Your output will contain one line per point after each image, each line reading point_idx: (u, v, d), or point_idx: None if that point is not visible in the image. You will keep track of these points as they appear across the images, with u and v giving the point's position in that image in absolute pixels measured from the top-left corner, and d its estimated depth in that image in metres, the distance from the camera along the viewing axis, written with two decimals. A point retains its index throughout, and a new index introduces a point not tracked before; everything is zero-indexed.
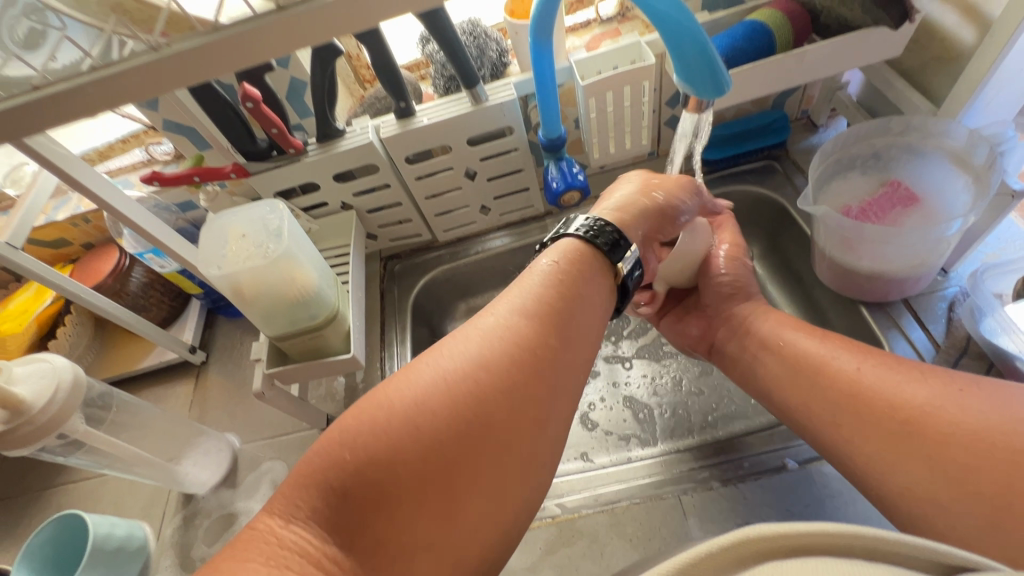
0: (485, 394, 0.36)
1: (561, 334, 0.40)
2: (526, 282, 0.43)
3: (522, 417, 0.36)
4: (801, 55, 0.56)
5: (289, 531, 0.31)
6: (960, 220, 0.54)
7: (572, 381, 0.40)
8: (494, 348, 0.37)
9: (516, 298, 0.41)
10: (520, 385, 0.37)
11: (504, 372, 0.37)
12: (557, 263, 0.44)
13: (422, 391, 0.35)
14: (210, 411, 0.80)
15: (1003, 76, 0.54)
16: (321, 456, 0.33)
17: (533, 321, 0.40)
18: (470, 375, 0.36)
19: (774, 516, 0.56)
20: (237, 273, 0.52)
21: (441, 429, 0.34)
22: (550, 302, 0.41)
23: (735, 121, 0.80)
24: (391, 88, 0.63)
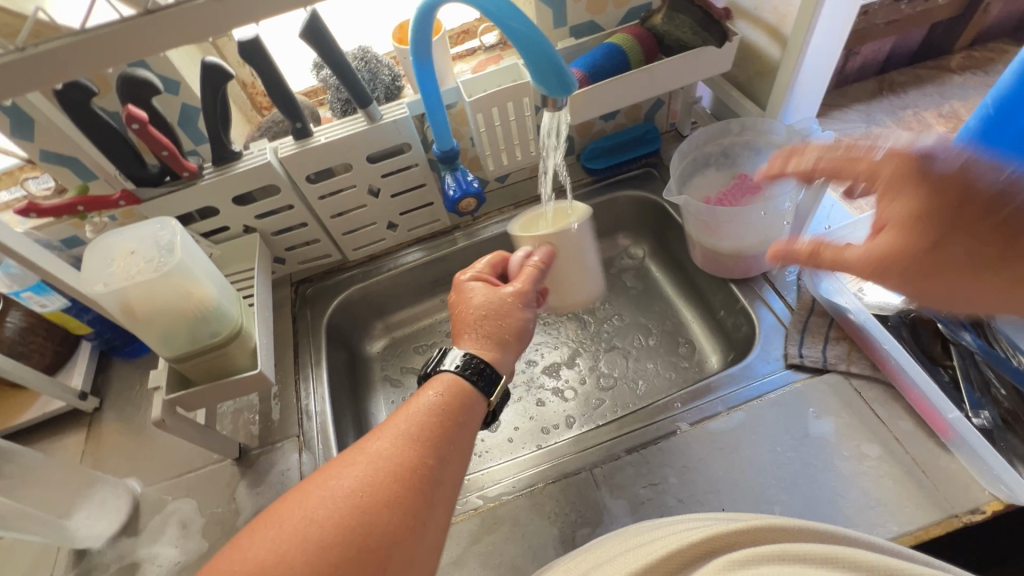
0: (360, 527, 0.39)
1: (440, 455, 0.45)
2: (411, 410, 0.47)
3: (403, 546, 0.40)
4: (649, 70, 0.66)
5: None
6: (788, 198, 0.65)
7: (443, 504, 0.44)
8: (373, 485, 0.41)
9: (400, 425, 0.45)
10: (385, 532, 0.40)
11: (383, 502, 0.40)
12: (441, 395, 0.49)
13: (295, 538, 0.38)
14: (105, 459, 0.75)
15: (803, 80, 0.67)
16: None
17: (415, 447, 0.44)
18: (350, 506, 0.40)
19: (673, 474, 0.61)
20: (126, 289, 0.51)
21: (323, 559, 0.37)
22: (432, 429, 0.46)
23: (613, 135, 0.90)
24: (286, 109, 0.65)
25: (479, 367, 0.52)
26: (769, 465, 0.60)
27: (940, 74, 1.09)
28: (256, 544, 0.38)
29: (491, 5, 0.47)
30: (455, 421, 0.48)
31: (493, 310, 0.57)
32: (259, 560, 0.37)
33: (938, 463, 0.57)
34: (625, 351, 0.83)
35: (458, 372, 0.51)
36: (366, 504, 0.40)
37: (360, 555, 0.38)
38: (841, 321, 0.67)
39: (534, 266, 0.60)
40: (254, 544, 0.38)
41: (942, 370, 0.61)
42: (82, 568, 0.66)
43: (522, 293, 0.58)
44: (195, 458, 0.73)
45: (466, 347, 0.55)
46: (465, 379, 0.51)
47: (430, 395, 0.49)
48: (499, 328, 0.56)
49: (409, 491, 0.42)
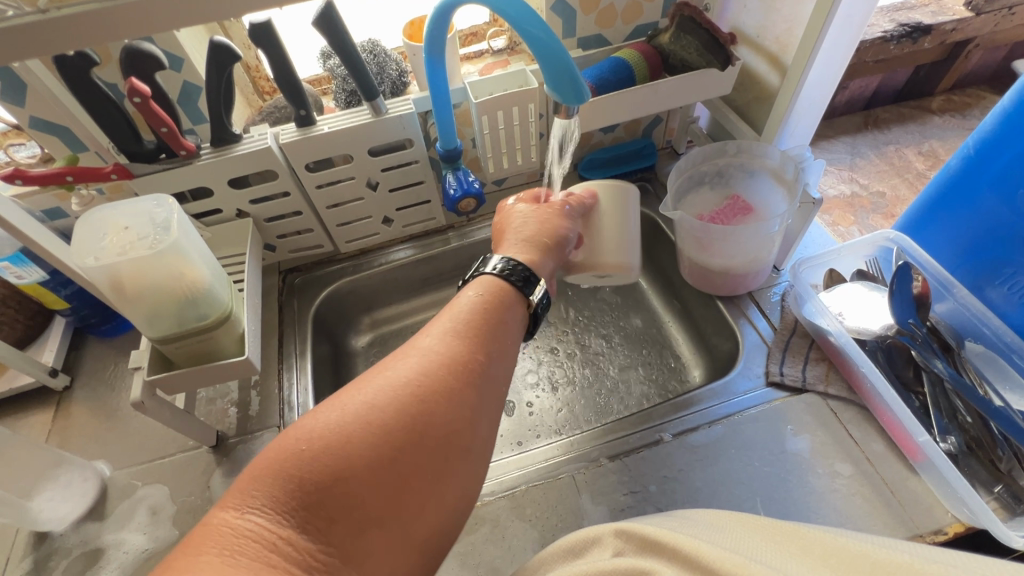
0: (420, 410, 0.40)
1: (488, 349, 0.47)
2: (456, 308, 0.49)
3: (460, 432, 0.42)
4: (653, 87, 0.68)
5: (245, 521, 0.34)
6: (779, 220, 0.67)
7: (495, 391, 0.46)
8: (428, 375, 0.42)
9: (448, 321, 0.48)
10: (447, 405, 0.42)
11: (439, 391, 0.42)
12: (482, 296, 0.51)
13: (367, 410, 0.39)
14: (73, 439, 0.72)
15: (799, 109, 0.69)
16: (275, 462, 0.36)
17: (465, 340, 0.46)
18: (413, 385, 0.41)
19: (653, 483, 0.62)
20: (117, 265, 0.49)
21: (393, 429, 0.39)
22: (478, 325, 0.48)
23: (610, 147, 0.92)
24: (292, 96, 0.65)
25: (516, 268, 0.55)
26: (746, 479, 0.62)
27: (920, 114, 1.14)
28: (325, 419, 0.38)
29: (511, 9, 0.48)
30: (500, 320, 0.50)
31: (536, 222, 0.61)
32: (327, 432, 0.38)
33: (905, 484, 0.59)
34: (610, 361, 0.85)
35: (498, 275, 0.54)
36: (424, 388, 0.42)
37: (422, 435, 0.40)
38: (821, 343, 0.70)
39: (578, 201, 0.64)
40: (317, 421, 0.38)
41: (914, 397, 0.63)
42: (41, 552, 0.63)
43: (565, 212, 0.63)
44: (168, 444, 0.71)
45: (510, 242, 0.60)
46: (504, 280, 0.53)
47: (471, 296, 0.51)
48: (541, 233, 0.60)
49: (464, 384, 0.43)
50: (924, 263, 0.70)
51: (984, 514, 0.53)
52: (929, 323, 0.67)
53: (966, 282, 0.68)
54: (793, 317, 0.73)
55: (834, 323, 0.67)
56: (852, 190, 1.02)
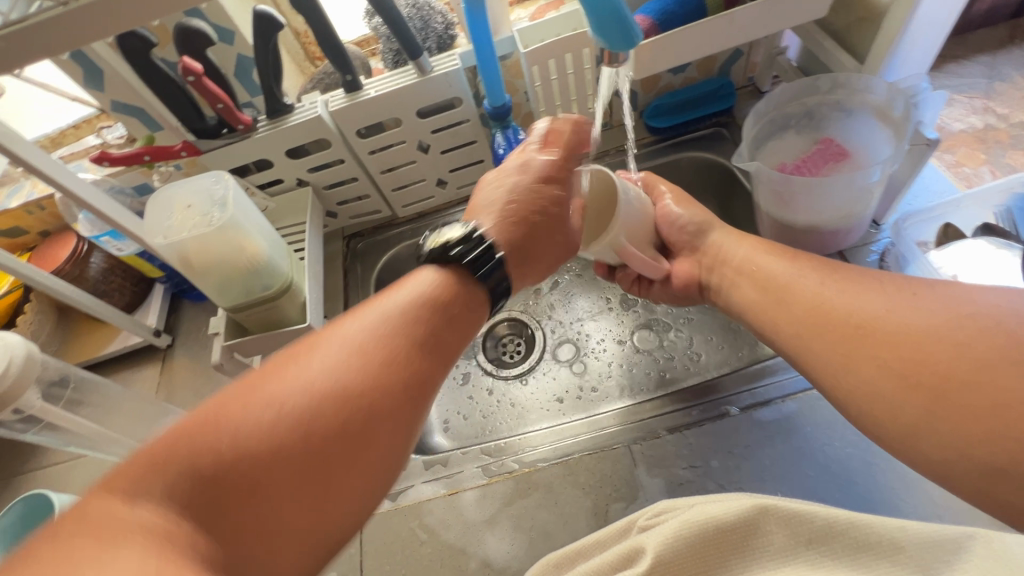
0: (323, 419, 0.36)
1: (430, 342, 0.43)
2: (393, 296, 0.44)
3: (380, 430, 0.38)
4: (729, 16, 0.59)
5: (136, 514, 0.29)
6: (880, 167, 0.57)
7: (433, 381, 0.42)
8: (354, 368, 0.39)
9: (384, 306, 0.43)
10: (366, 399, 0.38)
11: (360, 386, 0.38)
12: (431, 280, 0.46)
13: (272, 409, 0.36)
14: (177, 392, 0.81)
15: (916, 30, 0.57)
16: (164, 454, 0.33)
17: (400, 330, 0.42)
18: (335, 383, 0.38)
19: (716, 458, 0.59)
20: (183, 242, 0.53)
21: (298, 433, 0.35)
22: (419, 311, 0.43)
23: (681, 89, 0.83)
24: (337, 61, 0.63)
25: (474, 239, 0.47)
26: (824, 458, 0.57)
27: None
28: (227, 421, 0.35)
29: None
30: (452, 313, 0.45)
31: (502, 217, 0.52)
32: (225, 435, 0.34)
33: None
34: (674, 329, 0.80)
35: (448, 254, 0.46)
36: (331, 395, 0.37)
37: (340, 433, 0.37)
38: None
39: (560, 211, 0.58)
40: (213, 431, 0.34)
41: None
42: None
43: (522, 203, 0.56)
44: None
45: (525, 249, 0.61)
46: (458, 262, 0.46)
47: (420, 279, 0.45)
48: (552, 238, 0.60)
49: (395, 376, 0.40)
50: None
51: None
52: None
53: None
54: None
55: None
56: (986, 123, 0.84)
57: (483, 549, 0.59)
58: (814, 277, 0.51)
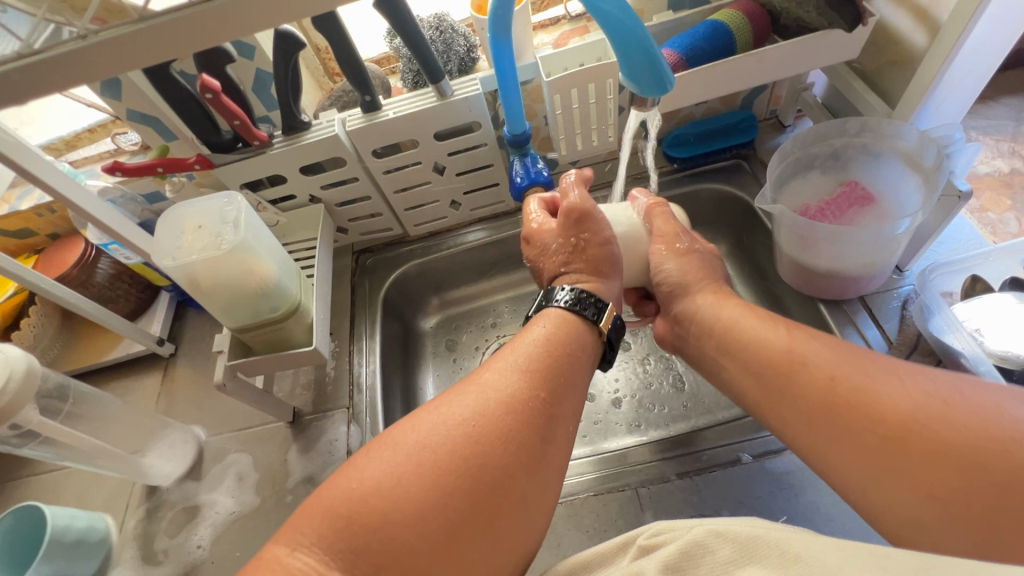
0: (484, 462, 0.42)
1: (550, 387, 0.48)
2: (519, 346, 0.51)
3: (514, 482, 0.43)
4: (758, 55, 0.57)
5: (294, 559, 0.38)
6: (909, 218, 0.55)
7: (563, 434, 0.47)
8: (486, 413, 0.45)
9: (510, 360, 0.49)
10: (506, 455, 0.43)
11: (498, 432, 0.44)
12: (548, 330, 0.53)
13: (426, 450, 0.42)
14: (177, 403, 0.80)
15: (952, 78, 0.56)
16: (333, 506, 0.40)
17: (525, 376, 0.48)
18: (467, 430, 0.43)
19: (726, 508, 0.57)
20: (191, 264, 0.51)
21: (450, 482, 0.41)
22: (538, 359, 0.50)
23: (703, 120, 0.82)
24: (356, 81, 0.62)
25: (587, 300, 0.56)
26: (838, 514, 0.55)
27: None
28: (381, 463, 0.42)
29: None
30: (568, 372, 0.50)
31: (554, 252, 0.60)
32: (379, 481, 0.40)
33: None
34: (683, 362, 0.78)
35: (567, 309, 0.55)
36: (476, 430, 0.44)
37: (479, 485, 0.41)
38: (950, 364, 0.59)
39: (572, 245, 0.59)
40: (373, 469, 0.41)
41: None
42: (152, 502, 0.72)
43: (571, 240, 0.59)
44: (254, 415, 0.77)
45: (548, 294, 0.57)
46: (574, 314, 0.55)
47: (539, 331, 0.53)
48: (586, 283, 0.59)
49: (523, 422, 0.45)
50: None
51: None
52: None
53: None
54: (915, 331, 0.62)
55: (969, 344, 0.55)
56: (1013, 166, 0.83)
57: None
58: (793, 336, 0.49)
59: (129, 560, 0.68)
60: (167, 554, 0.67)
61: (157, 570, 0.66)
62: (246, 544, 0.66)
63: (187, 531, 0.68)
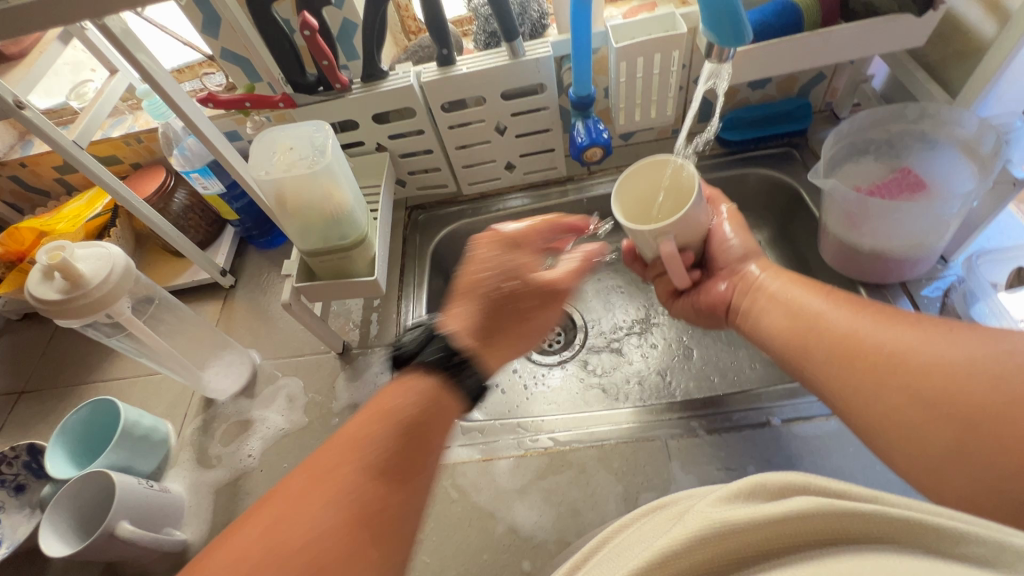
0: (320, 553, 0.38)
1: (402, 460, 0.44)
2: (389, 406, 0.46)
3: None
4: (825, 35, 0.60)
5: None
6: (960, 200, 0.57)
7: (410, 517, 0.43)
8: (360, 489, 0.41)
9: (371, 421, 0.45)
10: (308, 543, 0.38)
11: (348, 519, 0.40)
12: (414, 403, 0.46)
13: (282, 530, 0.39)
14: (235, 330, 0.86)
15: (1017, 68, 0.57)
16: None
17: (388, 437, 0.44)
18: (344, 517, 0.40)
19: (752, 465, 0.59)
20: (280, 181, 0.56)
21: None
22: (405, 426, 0.45)
23: (758, 105, 0.84)
24: (437, 34, 0.67)
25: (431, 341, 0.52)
26: (862, 482, 0.57)
27: None
28: (246, 543, 0.38)
29: None
30: (427, 429, 0.46)
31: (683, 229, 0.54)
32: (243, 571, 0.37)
33: None
34: (706, 341, 0.85)
35: (433, 365, 0.49)
36: (404, 439, 0.45)
37: None
38: None
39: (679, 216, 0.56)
40: (240, 543, 0.38)
41: None
42: (208, 414, 0.78)
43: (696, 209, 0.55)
44: (305, 346, 0.82)
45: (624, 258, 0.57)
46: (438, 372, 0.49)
47: (404, 400, 0.46)
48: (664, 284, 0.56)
49: (375, 506, 0.41)
50: None
51: None
52: None
53: None
54: (955, 318, 0.63)
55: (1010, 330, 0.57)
56: None
57: (512, 516, 0.61)
58: (845, 312, 0.47)
59: (185, 461, 0.74)
60: (221, 459, 0.73)
61: (211, 473, 0.72)
62: (293, 457, 0.71)
63: (240, 441, 0.74)
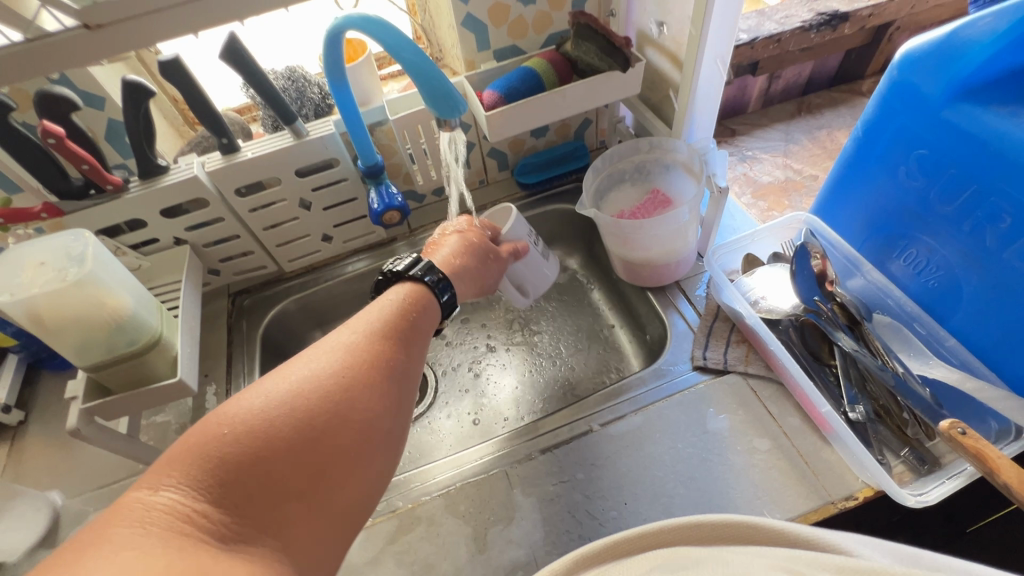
0: (290, 433, 0.41)
1: (403, 358, 0.51)
2: (363, 315, 0.53)
3: (372, 425, 0.45)
4: (561, 93, 0.71)
5: (159, 497, 0.37)
6: (688, 210, 0.70)
7: (377, 457, 0.45)
8: (351, 362, 0.47)
9: (346, 331, 0.50)
10: (302, 425, 0.42)
11: (329, 392, 0.44)
12: (401, 296, 0.57)
13: (252, 417, 0.41)
14: (28, 472, 0.74)
15: (703, 104, 0.73)
16: (199, 444, 0.39)
17: (386, 341, 0.51)
18: (280, 417, 0.41)
19: (581, 472, 0.64)
20: (33, 300, 0.52)
21: (296, 434, 0.41)
22: (398, 324, 0.54)
23: (544, 151, 0.96)
24: (212, 126, 0.67)
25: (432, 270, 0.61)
26: (670, 461, 0.64)
27: (850, 97, 1.18)
28: (247, 405, 0.41)
29: (386, 36, 0.55)
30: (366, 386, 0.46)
31: None
32: (252, 418, 0.40)
33: (819, 455, 0.61)
34: (548, 360, 0.90)
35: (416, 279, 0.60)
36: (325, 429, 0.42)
37: (322, 443, 0.42)
38: (741, 325, 0.72)
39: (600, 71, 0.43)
40: (242, 404, 0.41)
41: (827, 370, 0.65)
42: None
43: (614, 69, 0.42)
44: (122, 469, 0.73)
45: (430, 257, 0.68)
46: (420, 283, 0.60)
47: (392, 296, 0.57)
48: (471, 253, 0.68)
49: (382, 373, 0.48)
50: (831, 243, 0.72)
51: (882, 475, 0.55)
52: (837, 298, 0.68)
53: (873, 257, 0.70)
54: (715, 303, 0.76)
55: (747, 307, 0.68)
56: (785, 176, 1.05)
57: None
58: None
59: None
60: None
61: None
62: None
63: None
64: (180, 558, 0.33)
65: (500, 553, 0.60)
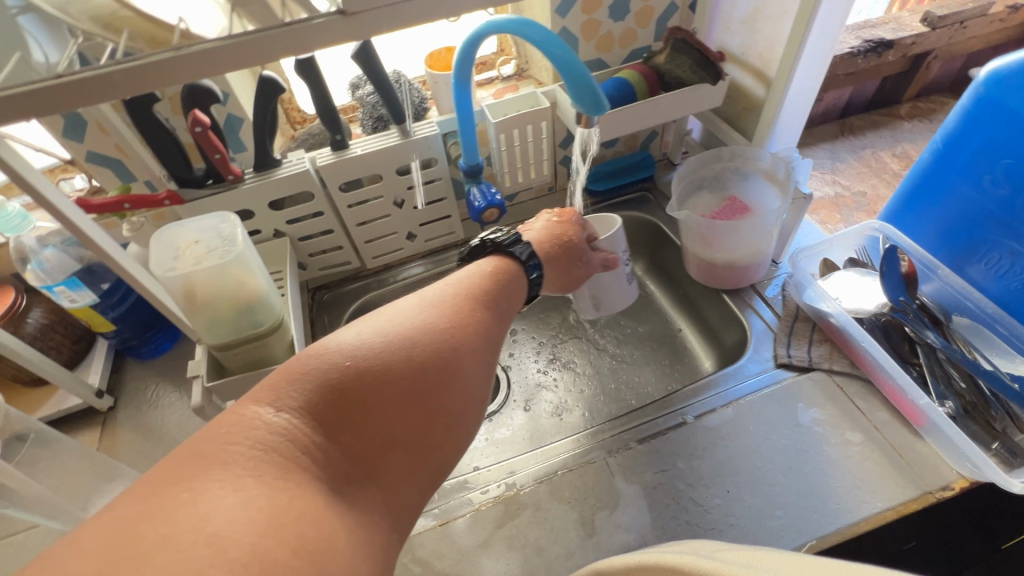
0: (397, 375, 0.42)
1: (490, 325, 0.52)
2: (453, 276, 0.54)
3: (463, 387, 0.46)
4: (654, 103, 0.75)
5: (277, 420, 0.38)
6: (775, 214, 0.74)
7: (463, 417, 0.46)
8: (450, 323, 0.48)
9: (440, 290, 0.51)
10: (405, 372, 0.43)
11: (433, 345, 0.45)
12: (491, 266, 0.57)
13: (363, 355, 0.42)
14: (121, 455, 0.75)
15: (785, 117, 0.79)
16: (315, 371, 0.41)
17: (480, 307, 0.51)
18: (389, 362, 0.43)
19: (681, 461, 0.67)
20: (191, 274, 0.55)
21: (403, 376, 0.43)
22: (487, 290, 0.54)
23: (613, 160, 1.01)
24: (330, 124, 0.71)
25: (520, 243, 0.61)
26: (765, 452, 0.66)
27: (891, 120, 1.24)
28: (354, 341, 0.43)
29: (536, 35, 0.60)
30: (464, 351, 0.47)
31: None
32: (364, 354, 0.42)
33: (913, 447, 0.64)
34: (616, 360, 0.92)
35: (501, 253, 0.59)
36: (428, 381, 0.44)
37: (422, 394, 0.43)
38: (823, 325, 0.76)
39: None
40: (349, 340, 0.43)
41: (911, 368, 0.68)
42: None
43: None
44: None
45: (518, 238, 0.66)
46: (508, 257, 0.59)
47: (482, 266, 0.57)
48: (562, 246, 0.65)
49: (478, 339, 0.49)
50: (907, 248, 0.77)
51: (984, 463, 0.58)
52: (920, 300, 0.73)
53: (948, 262, 0.75)
54: (794, 304, 0.80)
55: (834, 306, 0.72)
56: (835, 191, 1.10)
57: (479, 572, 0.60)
58: None
59: None
60: None
61: None
62: None
63: None
64: (296, 495, 0.34)
65: (610, 537, 0.61)
